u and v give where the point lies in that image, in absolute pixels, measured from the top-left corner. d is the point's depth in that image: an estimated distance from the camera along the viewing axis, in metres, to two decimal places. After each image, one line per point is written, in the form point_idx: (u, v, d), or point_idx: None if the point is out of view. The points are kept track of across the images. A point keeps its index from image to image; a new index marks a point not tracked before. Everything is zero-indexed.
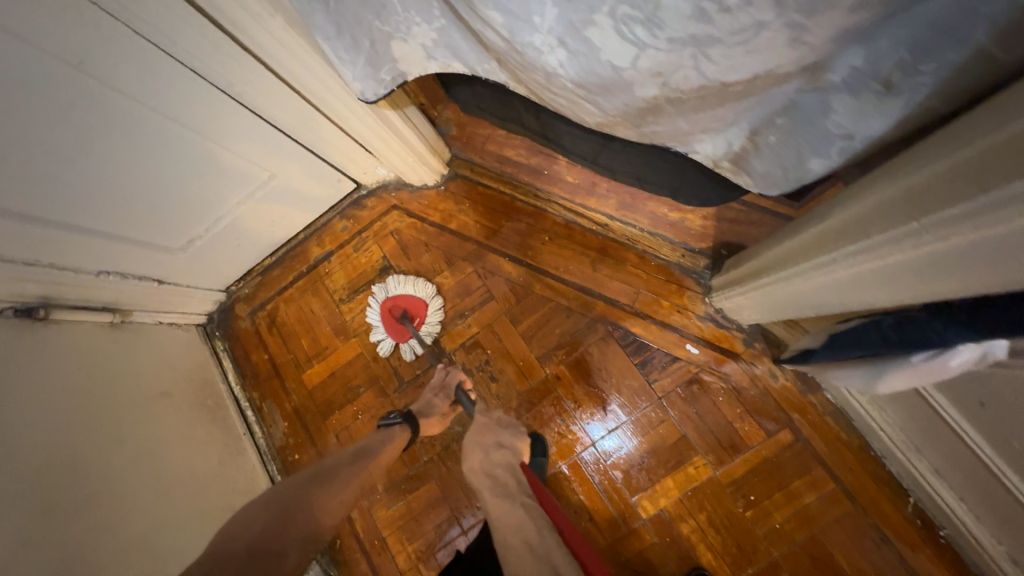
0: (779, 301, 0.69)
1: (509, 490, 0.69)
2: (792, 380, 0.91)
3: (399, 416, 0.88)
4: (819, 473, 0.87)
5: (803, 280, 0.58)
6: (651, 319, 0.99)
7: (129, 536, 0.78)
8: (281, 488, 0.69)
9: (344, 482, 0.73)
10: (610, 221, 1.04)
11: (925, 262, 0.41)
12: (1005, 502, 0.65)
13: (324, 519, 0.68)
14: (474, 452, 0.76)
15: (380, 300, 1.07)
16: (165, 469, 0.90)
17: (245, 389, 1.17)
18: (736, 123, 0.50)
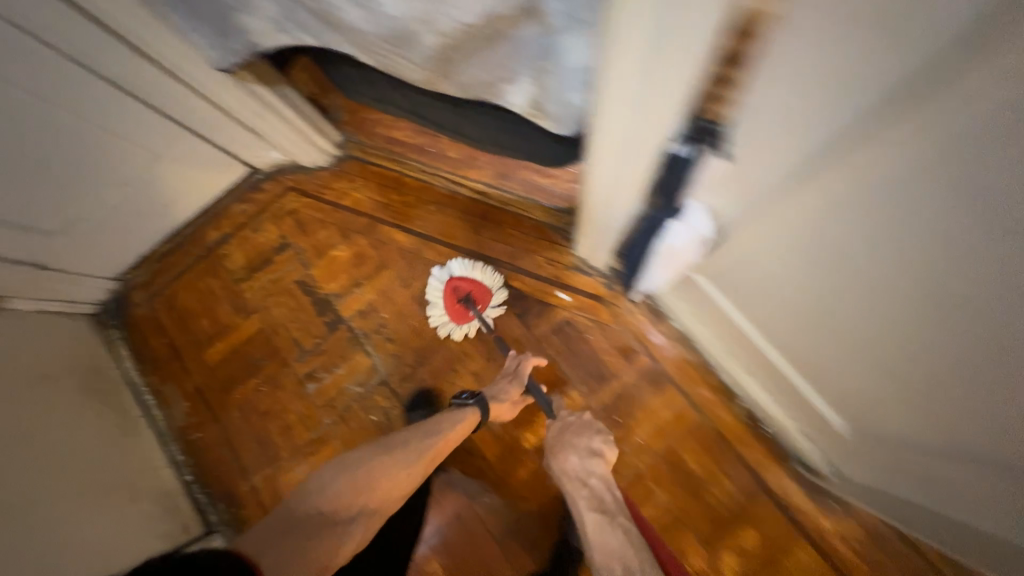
0: (599, 235, 0.82)
1: (605, 506, 0.85)
2: (645, 314, 1.04)
3: (473, 399, 0.92)
4: (670, 389, 1.00)
5: (594, 206, 0.72)
6: (529, 273, 1.10)
7: (15, 498, 0.79)
8: (362, 456, 0.79)
9: (410, 458, 0.82)
10: (488, 189, 1.15)
11: (615, 159, 0.56)
12: (779, 378, 0.78)
13: (393, 489, 0.79)
14: (571, 458, 0.88)
15: (444, 280, 1.07)
16: (50, 445, 0.90)
17: (142, 375, 1.16)
18: (519, 70, 0.62)
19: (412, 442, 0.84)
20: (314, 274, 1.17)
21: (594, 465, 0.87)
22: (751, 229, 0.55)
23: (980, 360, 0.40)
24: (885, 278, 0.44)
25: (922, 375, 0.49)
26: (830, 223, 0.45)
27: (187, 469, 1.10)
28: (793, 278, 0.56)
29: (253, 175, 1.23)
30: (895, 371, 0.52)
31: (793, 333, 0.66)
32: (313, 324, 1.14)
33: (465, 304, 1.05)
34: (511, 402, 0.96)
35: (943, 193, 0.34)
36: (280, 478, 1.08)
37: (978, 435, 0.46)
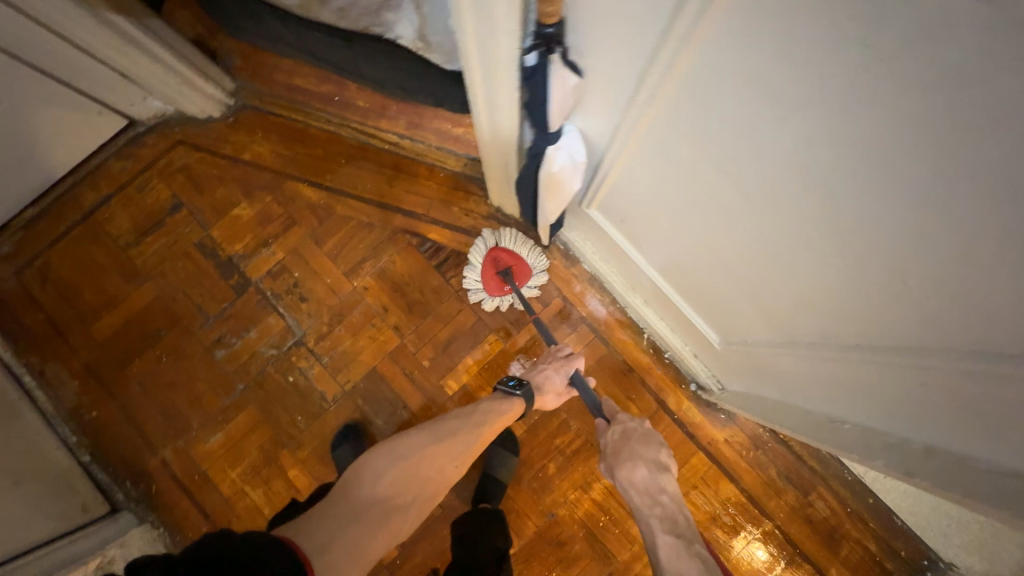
0: (503, 182, 0.85)
1: (679, 529, 0.76)
2: (559, 259, 1.08)
3: (520, 390, 0.90)
4: (582, 328, 1.07)
5: (489, 152, 0.73)
6: (447, 225, 1.10)
7: None
8: (417, 445, 0.80)
9: (458, 448, 0.82)
10: (400, 139, 1.12)
11: (490, 91, 0.56)
12: (668, 304, 0.86)
13: (441, 477, 0.81)
14: (640, 470, 0.81)
15: (488, 248, 1.03)
16: None
17: (18, 355, 1.04)
18: None
19: (459, 433, 0.83)
20: (215, 235, 1.09)
21: (665, 480, 0.81)
22: (620, 153, 0.59)
23: (801, 229, 0.47)
24: (723, 173, 0.50)
25: (765, 264, 0.56)
26: (674, 132, 0.51)
27: (85, 450, 1.02)
28: (661, 193, 0.62)
29: (133, 129, 1.10)
30: (748, 267, 0.60)
31: (671, 252, 0.72)
32: (218, 288, 1.08)
33: (504, 277, 1.02)
34: (556, 392, 0.94)
35: (739, 84, 0.40)
36: (192, 449, 1.03)
37: (811, 302, 0.55)
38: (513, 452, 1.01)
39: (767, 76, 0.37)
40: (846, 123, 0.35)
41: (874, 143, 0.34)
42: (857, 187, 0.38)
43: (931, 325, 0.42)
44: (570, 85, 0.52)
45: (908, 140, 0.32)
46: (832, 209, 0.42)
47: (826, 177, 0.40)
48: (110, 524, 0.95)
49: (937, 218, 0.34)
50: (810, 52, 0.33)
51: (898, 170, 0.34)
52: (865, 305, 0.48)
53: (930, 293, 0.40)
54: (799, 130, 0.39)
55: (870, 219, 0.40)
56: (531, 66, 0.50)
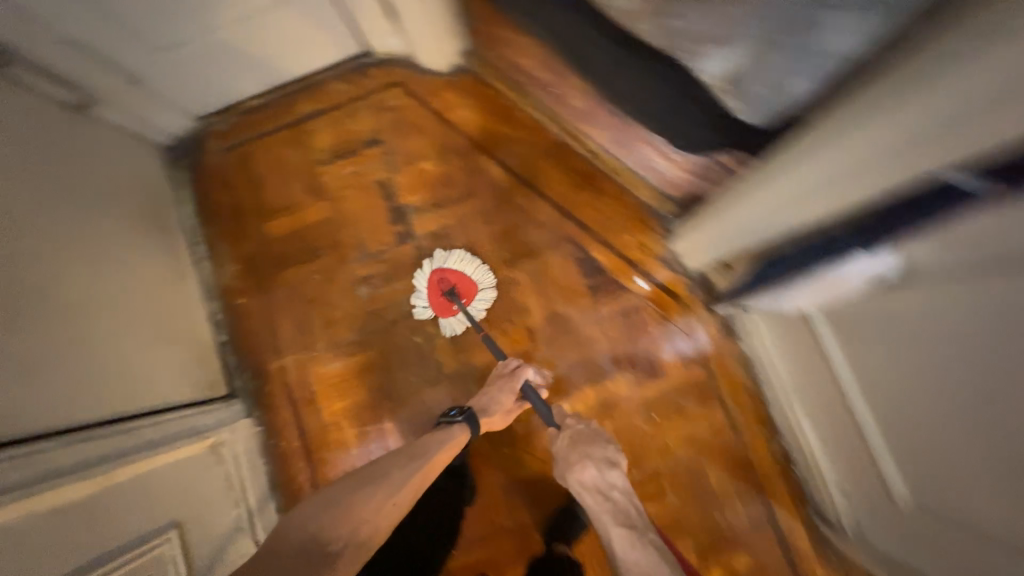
0: (728, 238, 0.80)
1: (632, 521, 0.79)
2: (717, 329, 1.02)
3: (461, 417, 0.90)
4: (715, 406, 1.00)
5: (743, 210, 0.69)
6: (614, 250, 1.07)
7: (73, 337, 0.75)
8: (338, 493, 0.75)
9: (394, 486, 0.77)
10: (600, 151, 1.09)
11: (832, 172, 0.51)
12: (848, 435, 0.78)
13: (381, 519, 0.72)
14: (588, 469, 0.82)
15: (433, 271, 1.03)
16: (108, 277, 0.86)
17: (200, 225, 1.12)
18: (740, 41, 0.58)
19: (393, 470, 0.79)
20: (397, 179, 1.12)
21: (615, 475, 0.82)
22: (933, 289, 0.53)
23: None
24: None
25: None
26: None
27: (222, 331, 1.09)
28: (943, 347, 0.54)
29: (363, 58, 1.15)
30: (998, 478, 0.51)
31: (898, 398, 0.64)
32: (382, 230, 1.10)
33: (450, 298, 1.01)
34: (505, 410, 0.94)
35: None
36: (310, 367, 1.07)
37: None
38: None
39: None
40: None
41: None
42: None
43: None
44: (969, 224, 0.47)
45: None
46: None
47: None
48: (225, 407, 1.00)
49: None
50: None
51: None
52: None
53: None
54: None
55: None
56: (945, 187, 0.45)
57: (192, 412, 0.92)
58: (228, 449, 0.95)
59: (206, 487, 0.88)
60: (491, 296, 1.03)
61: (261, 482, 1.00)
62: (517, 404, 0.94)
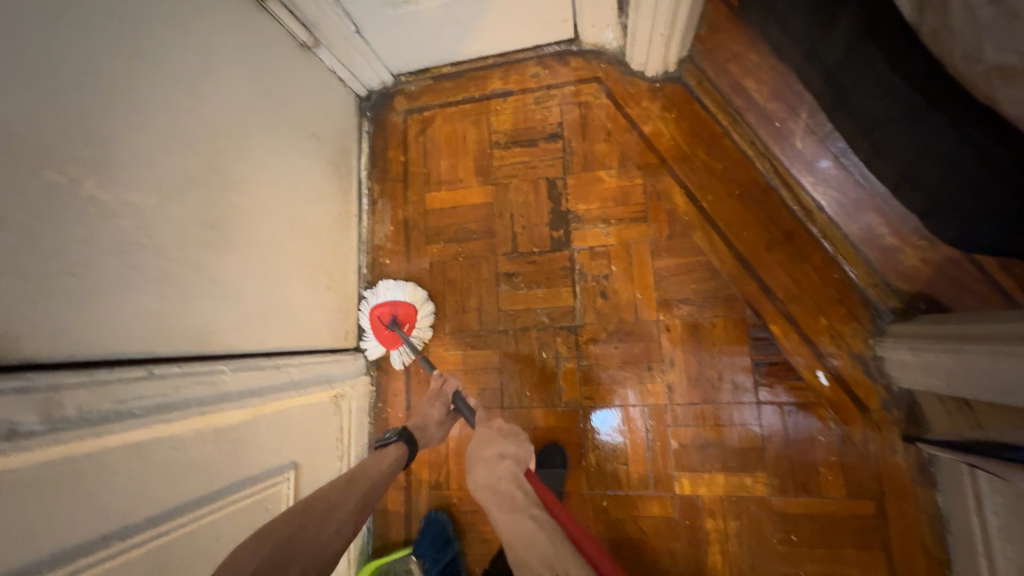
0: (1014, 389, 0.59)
1: (516, 502, 0.70)
2: (909, 465, 0.82)
3: (393, 435, 0.84)
4: (874, 553, 0.82)
5: None
6: (798, 328, 0.89)
7: (260, 269, 0.80)
8: (271, 523, 0.63)
9: (337, 513, 0.68)
10: (816, 210, 0.91)
11: None
12: None
13: (329, 544, 0.64)
14: (479, 470, 0.74)
15: (369, 308, 1.04)
16: (296, 215, 0.90)
17: (370, 179, 1.15)
18: None
19: (322, 494, 0.69)
20: (569, 182, 1.04)
21: (506, 468, 0.73)
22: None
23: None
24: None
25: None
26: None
27: (364, 285, 1.11)
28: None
29: (568, 46, 1.07)
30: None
31: None
32: (539, 231, 1.04)
33: (392, 328, 1.01)
34: (438, 424, 0.90)
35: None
36: (432, 345, 1.06)
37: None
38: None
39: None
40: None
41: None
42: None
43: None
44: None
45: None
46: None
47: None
48: (352, 359, 1.03)
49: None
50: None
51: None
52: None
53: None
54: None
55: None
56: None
57: (330, 358, 0.95)
58: (346, 402, 0.98)
59: (323, 434, 0.91)
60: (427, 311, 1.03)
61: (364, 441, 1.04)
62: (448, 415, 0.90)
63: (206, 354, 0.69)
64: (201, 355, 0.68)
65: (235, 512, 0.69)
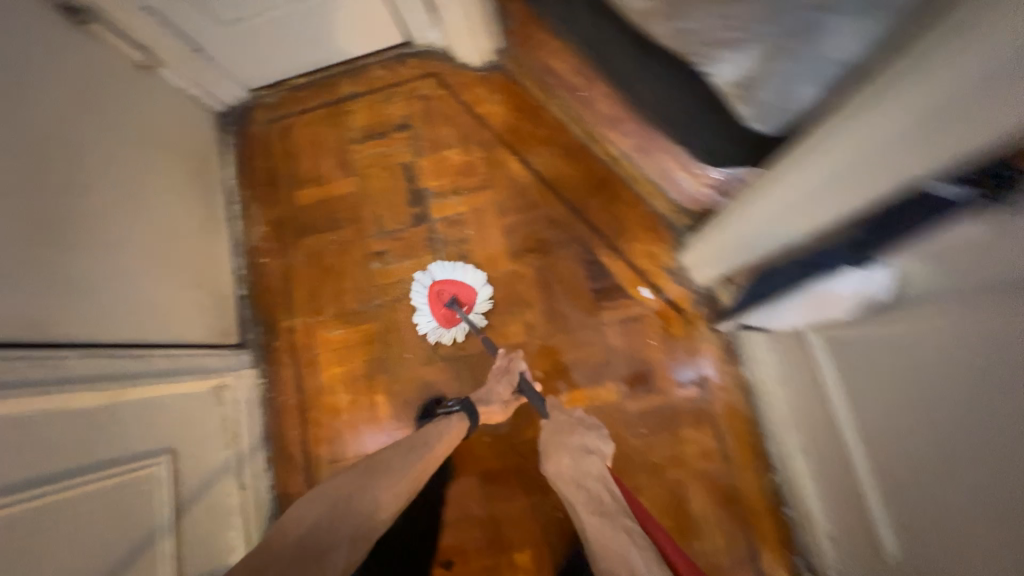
0: (734, 252, 0.77)
1: (606, 507, 0.72)
2: (719, 348, 0.99)
3: (458, 405, 0.90)
4: (705, 428, 0.96)
5: (739, 226, 0.70)
6: (621, 255, 1.05)
7: (111, 268, 0.84)
8: (332, 487, 0.75)
9: (396, 479, 0.77)
10: (620, 157, 1.09)
11: (799, 196, 0.53)
12: (844, 472, 0.71)
13: (378, 508, 0.74)
14: (564, 460, 0.80)
15: (427, 284, 1.04)
16: (152, 219, 0.95)
17: (239, 187, 1.22)
18: (743, 48, 0.57)
19: (392, 463, 0.79)
20: (421, 164, 1.17)
21: (591, 463, 0.79)
22: (925, 320, 0.48)
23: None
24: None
25: (1000, 552, 0.43)
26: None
27: (244, 285, 1.17)
28: (938, 383, 0.48)
29: (403, 49, 1.22)
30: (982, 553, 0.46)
31: (891, 445, 0.59)
32: (401, 210, 1.15)
33: (451, 308, 1.02)
34: (502, 403, 0.93)
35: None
36: (316, 330, 1.13)
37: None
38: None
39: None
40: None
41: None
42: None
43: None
44: (965, 237, 0.40)
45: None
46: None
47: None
48: (234, 353, 1.08)
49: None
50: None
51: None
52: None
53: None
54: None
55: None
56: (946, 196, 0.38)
57: (205, 352, 1.00)
58: (230, 393, 1.02)
59: (204, 424, 0.94)
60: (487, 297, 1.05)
61: (257, 430, 1.07)
62: (513, 398, 0.93)
63: (47, 343, 0.72)
64: (40, 344, 0.70)
65: (100, 491, 0.72)
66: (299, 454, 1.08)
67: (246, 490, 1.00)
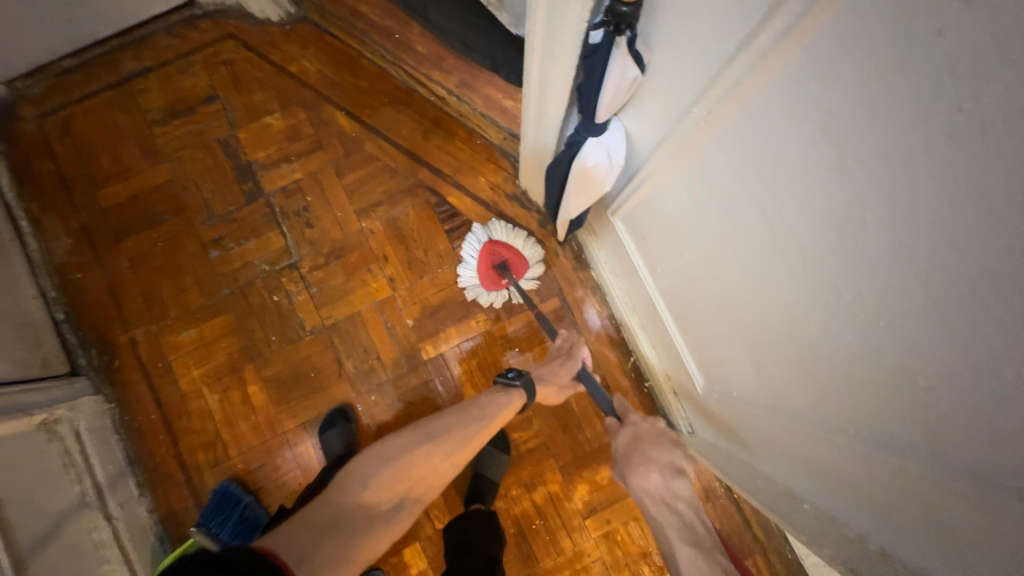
0: (538, 170, 0.83)
1: (698, 537, 0.78)
2: (570, 259, 1.06)
3: (519, 381, 0.87)
4: (571, 334, 1.05)
5: (530, 145, 0.76)
6: (467, 192, 1.07)
7: None
8: (405, 445, 0.80)
9: (455, 445, 0.82)
10: (448, 95, 1.09)
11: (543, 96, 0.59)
12: (663, 331, 0.83)
13: (436, 471, 0.81)
14: (652, 476, 0.81)
15: (482, 240, 1.01)
16: None
17: (21, 199, 1.03)
18: None
19: (455, 431, 0.83)
20: (240, 136, 1.07)
21: (676, 481, 0.81)
22: (670, 162, 0.59)
23: (826, 280, 0.45)
24: (773, 230, 0.48)
25: (751, 320, 0.59)
26: (736, 142, 0.48)
27: (60, 308, 1.02)
28: (691, 215, 0.61)
29: (189, 11, 1.09)
30: (757, 319, 0.58)
31: (680, 288, 0.72)
32: (230, 190, 1.06)
33: (500, 271, 0.99)
34: (559, 386, 0.92)
35: (821, 95, 0.37)
36: (163, 336, 1.03)
37: (810, 367, 0.52)
38: (505, 451, 1.00)
39: (832, 92, 0.36)
40: (934, 171, 0.31)
41: (933, 204, 0.32)
42: (899, 238, 0.35)
43: (946, 426, 0.38)
44: (630, 80, 0.51)
45: (993, 185, 0.27)
46: (869, 276, 0.39)
47: (857, 235, 0.39)
48: (66, 384, 0.96)
49: (994, 283, 0.29)
50: (890, 70, 0.31)
51: (973, 241, 0.30)
52: (881, 382, 0.43)
53: (938, 379, 0.37)
54: (854, 176, 0.37)
55: (902, 291, 0.37)
56: (595, 44, 0.48)
57: (20, 389, 0.87)
58: (65, 426, 0.90)
59: (38, 466, 0.83)
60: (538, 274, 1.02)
61: (115, 458, 0.98)
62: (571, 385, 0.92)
63: None
64: None
65: None
66: (176, 468, 1.00)
67: (114, 520, 0.91)
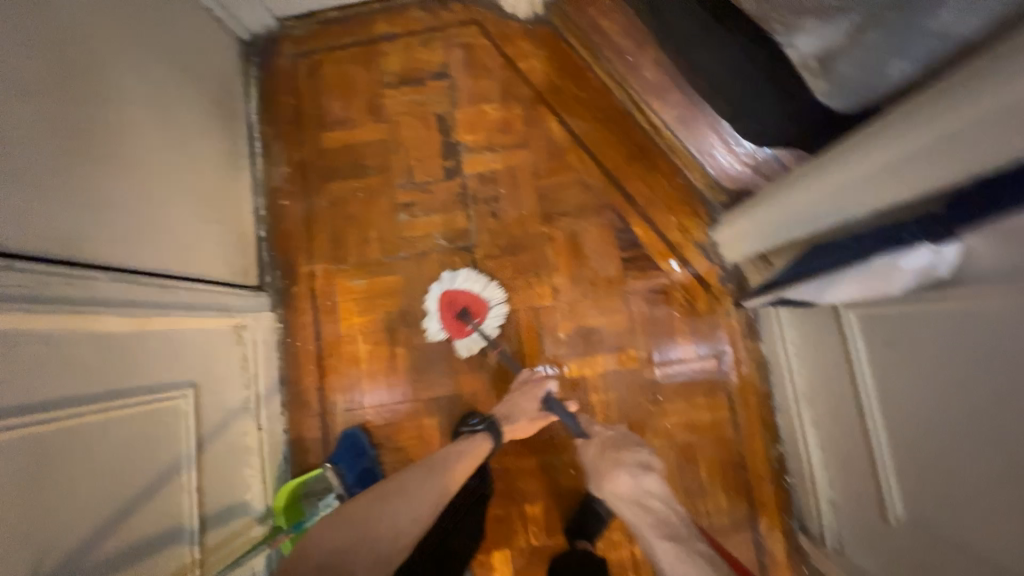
0: (771, 227, 0.80)
1: (675, 530, 0.73)
2: (740, 324, 1.02)
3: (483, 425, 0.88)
4: (720, 398, 1.00)
5: (788, 201, 0.74)
6: (653, 227, 1.06)
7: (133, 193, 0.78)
8: (348, 508, 0.75)
9: (416, 500, 0.76)
10: (663, 127, 1.07)
11: (860, 173, 0.57)
12: (856, 447, 0.77)
13: (401, 528, 0.73)
14: (621, 477, 0.80)
15: (442, 291, 1.04)
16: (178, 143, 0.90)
17: (259, 123, 1.16)
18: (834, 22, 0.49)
19: (415, 485, 0.78)
20: (456, 115, 1.13)
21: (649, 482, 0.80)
22: (954, 294, 0.54)
23: None
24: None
25: (960, 471, 0.55)
26: None
27: (263, 226, 1.13)
28: (943, 348, 0.56)
29: None
30: (981, 476, 0.52)
31: (895, 406, 0.67)
32: (432, 163, 1.12)
33: (462, 318, 1.02)
34: (530, 417, 0.91)
35: None
36: (338, 278, 1.10)
37: (1007, 550, 0.49)
38: None
39: None
40: None
41: None
42: None
43: None
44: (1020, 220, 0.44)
45: None
46: None
47: None
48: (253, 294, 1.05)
49: None
50: None
51: None
52: None
53: None
54: None
55: None
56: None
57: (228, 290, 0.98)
58: (249, 333, 1.01)
59: (224, 365, 0.93)
60: (501, 313, 1.04)
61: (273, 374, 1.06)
62: (542, 414, 0.91)
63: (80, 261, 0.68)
64: (74, 261, 0.67)
65: (116, 421, 0.69)
66: (314, 399, 1.07)
67: (262, 429, 1.00)
